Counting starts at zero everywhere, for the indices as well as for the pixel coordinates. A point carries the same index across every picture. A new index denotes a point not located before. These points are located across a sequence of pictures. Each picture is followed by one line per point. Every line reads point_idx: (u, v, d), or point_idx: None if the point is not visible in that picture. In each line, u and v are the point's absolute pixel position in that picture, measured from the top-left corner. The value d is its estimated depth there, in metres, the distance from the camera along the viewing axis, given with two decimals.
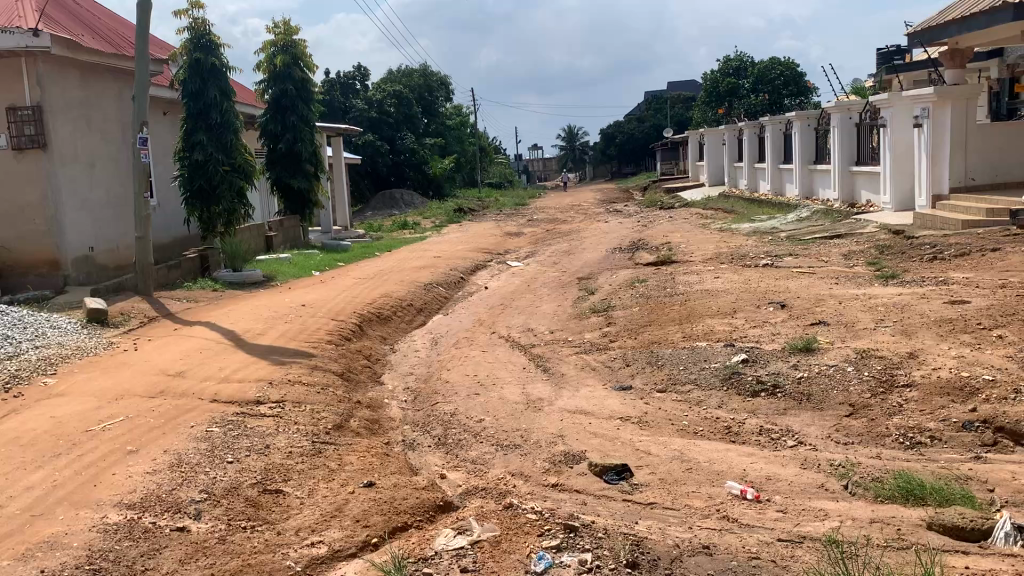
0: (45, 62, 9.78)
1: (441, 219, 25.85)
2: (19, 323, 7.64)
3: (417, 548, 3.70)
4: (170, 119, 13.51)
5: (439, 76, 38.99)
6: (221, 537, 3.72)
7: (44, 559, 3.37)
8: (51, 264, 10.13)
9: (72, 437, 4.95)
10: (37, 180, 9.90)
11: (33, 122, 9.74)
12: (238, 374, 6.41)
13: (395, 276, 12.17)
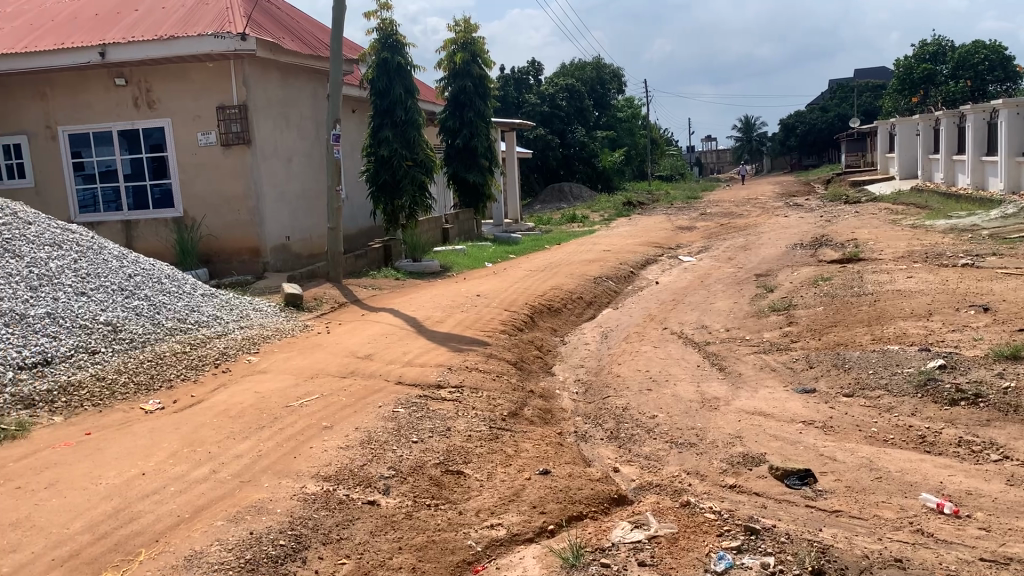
0: (251, 64, 10.58)
1: (611, 212, 25.76)
2: (227, 304, 8.35)
3: (594, 539, 3.74)
4: (359, 117, 14.26)
5: (610, 70, 38.91)
6: (407, 513, 3.92)
7: (253, 522, 3.66)
8: (253, 251, 10.98)
9: (274, 412, 5.37)
10: (241, 174, 10.74)
11: (239, 120, 10.58)
12: (420, 359, 6.70)
13: (568, 269, 12.26)
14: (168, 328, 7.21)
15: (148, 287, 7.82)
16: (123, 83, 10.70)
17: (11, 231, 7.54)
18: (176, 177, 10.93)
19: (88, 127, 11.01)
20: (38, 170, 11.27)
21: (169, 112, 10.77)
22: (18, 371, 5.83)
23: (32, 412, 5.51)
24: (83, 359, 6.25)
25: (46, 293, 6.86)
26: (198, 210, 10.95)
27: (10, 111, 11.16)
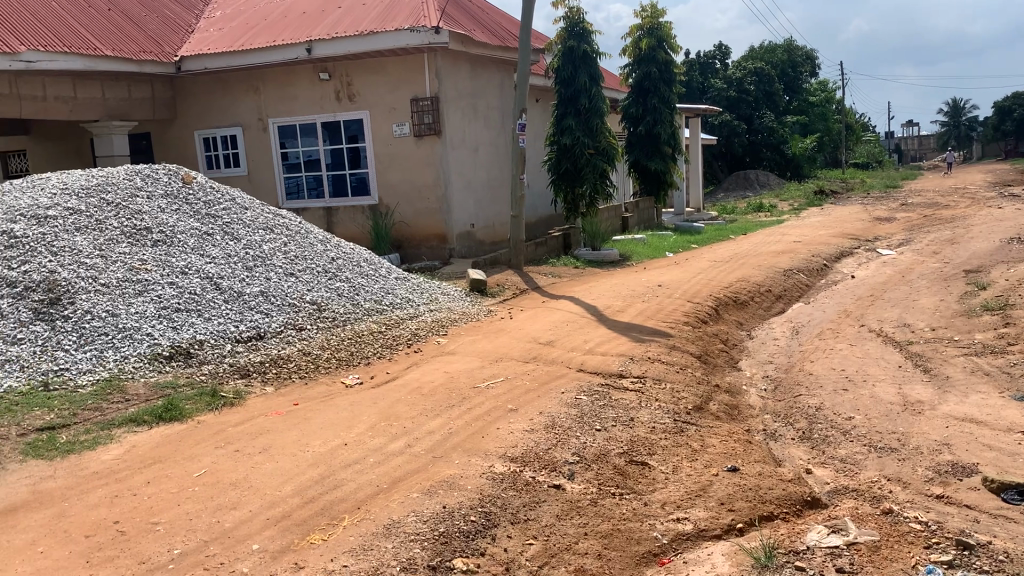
0: (443, 56, 10.93)
1: (801, 201, 24.64)
2: (418, 288, 8.71)
3: (787, 540, 3.62)
4: (543, 106, 14.42)
5: (803, 51, 37.12)
6: (592, 499, 3.95)
7: (445, 496, 3.81)
8: (441, 237, 11.39)
9: (463, 391, 5.56)
10: (432, 163, 11.15)
11: (431, 111, 10.97)
12: (603, 348, 6.71)
13: (754, 260, 11.86)
14: (366, 309, 7.63)
15: (348, 269, 8.31)
16: (327, 77, 11.38)
17: (230, 215, 8.23)
18: (372, 166, 11.51)
19: (295, 119, 11.81)
20: (251, 159, 12.22)
21: (367, 104, 11.35)
22: (235, 344, 6.36)
23: (248, 381, 6.00)
24: (291, 335, 6.74)
25: (259, 273, 7.44)
26: (391, 198, 11.49)
27: (228, 105, 12.16)
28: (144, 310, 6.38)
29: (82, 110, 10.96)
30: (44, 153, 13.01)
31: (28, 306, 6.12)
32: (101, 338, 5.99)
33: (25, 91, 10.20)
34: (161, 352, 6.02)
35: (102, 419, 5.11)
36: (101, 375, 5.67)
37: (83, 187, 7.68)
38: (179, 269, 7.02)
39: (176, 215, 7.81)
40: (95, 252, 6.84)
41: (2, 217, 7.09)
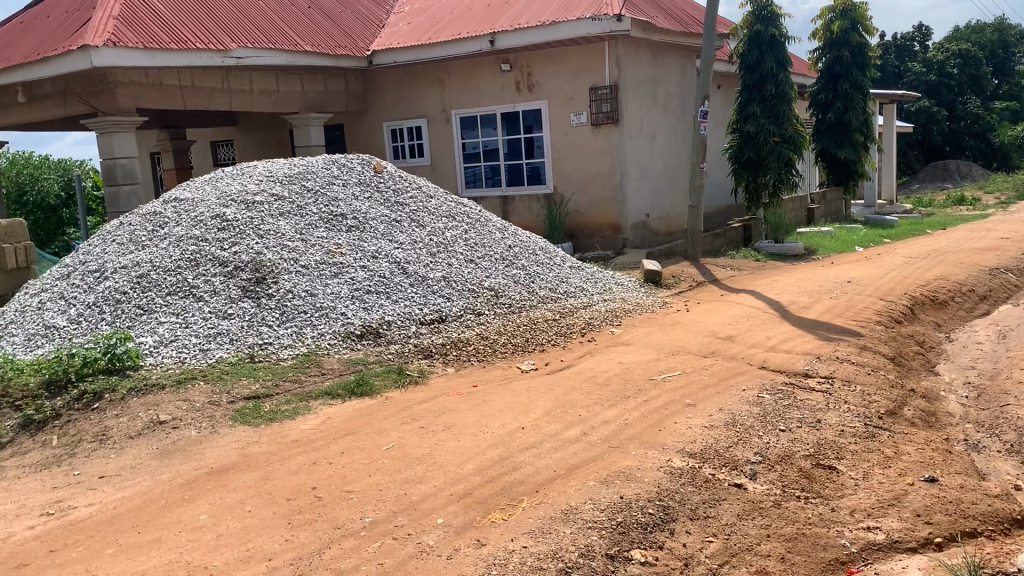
0: (624, 44, 10.85)
1: (1009, 194, 22.62)
2: (592, 277, 8.72)
3: (995, 560, 3.37)
4: (725, 93, 14.02)
5: (1017, 31, 33.97)
6: (775, 501, 3.83)
7: (622, 487, 3.80)
8: (615, 227, 11.32)
9: (639, 383, 5.53)
10: (609, 152, 11.10)
11: (610, 100, 10.92)
12: (786, 345, 6.46)
13: (955, 257, 11.02)
14: (542, 296, 7.74)
15: (526, 257, 8.45)
16: (508, 68, 11.60)
17: (416, 203, 8.56)
18: (549, 156, 11.62)
19: (476, 109, 12.11)
20: (434, 149, 12.65)
21: (547, 95, 11.47)
22: (420, 326, 6.64)
23: (431, 361, 6.25)
24: (471, 319, 6.95)
25: (442, 258, 7.71)
26: (567, 187, 11.55)
27: (414, 97, 12.63)
28: (338, 291, 6.78)
29: (283, 103, 11.73)
30: (249, 143, 14.05)
31: (238, 283, 6.65)
32: (300, 315, 6.42)
33: (235, 86, 11.05)
34: (353, 330, 6.38)
35: (300, 391, 5.49)
36: (300, 350, 6.09)
37: (286, 175, 8.23)
38: (370, 253, 7.40)
39: (368, 202, 8.22)
40: (296, 235, 7.32)
41: (216, 201, 7.73)
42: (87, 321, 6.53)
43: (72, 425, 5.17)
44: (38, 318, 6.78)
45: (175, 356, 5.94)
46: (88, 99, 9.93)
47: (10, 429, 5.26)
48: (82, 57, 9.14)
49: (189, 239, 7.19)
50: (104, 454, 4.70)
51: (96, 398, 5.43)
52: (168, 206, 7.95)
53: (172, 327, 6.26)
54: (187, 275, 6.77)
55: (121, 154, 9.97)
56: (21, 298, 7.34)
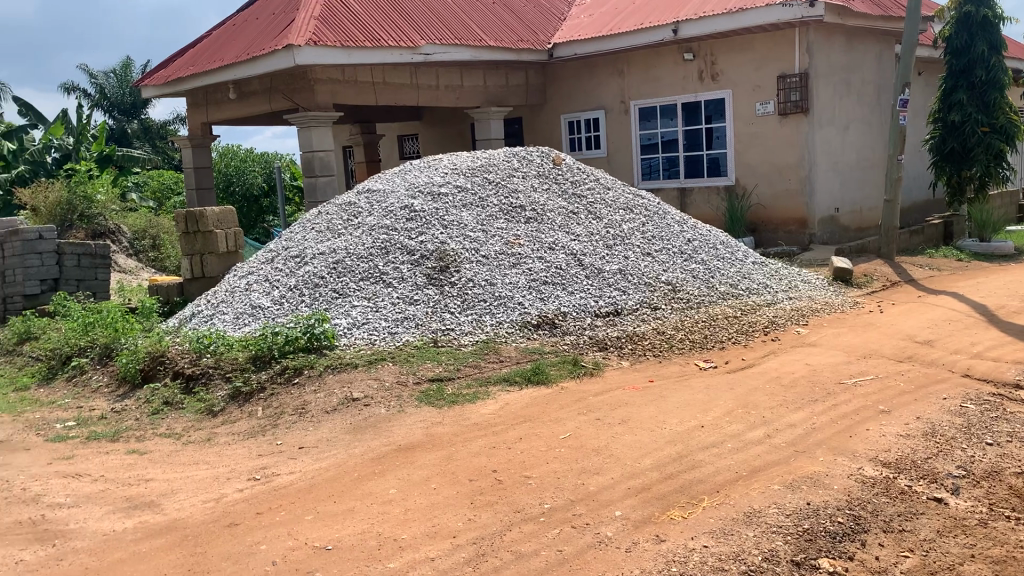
0: (816, 30, 10.35)
1: None
2: (775, 274, 8.40)
3: None
4: (926, 80, 13.08)
5: None
6: (980, 520, 3.55)
7: (809, 493, 3.65)
8: (800, 222, 10.82)
9: (827, 386, 5.28)
10: (796, 143, 10.63)
11: (799, 88, 10.46)
12: (993, 352, 5.97)
13: None
14: (721, 292, 7.55)
15: (705, 252, 8.26)
16: (691, 58, 11.37)
17: (595, 194, 8.57)
18: (732, 147, 11.29)
19: (656, 100, 11.96)
20: (612, 141, 12.59)
21: (731, 84, 11.14)
22: (595, 318, 6.66)
23: (606, 353, 6.25)
24: (647, 313, 6.88)
25: (620, 251, 7.69)
26: (750, 180, 11.18)
27: (594, 89, 12.62)
28: (517, 281, 6.91)
29: (467, 97, 12.06)
30: (434, 137, 14.55)
31: (423, 271, 6.93)
32: (481, 303, 6.61)
33: (423, 81, 11.47)
34: (531, 320, 6.49)
35: (480, 375, 5.66)
36: (480, 337, 6.27)
37: (470, 167, 8.48)
38: (548, 245, 7.49)
39: (548, 194, 8.32)
40: (478, 226, 7.53)
41: (405, 192, 8.08)
42: (288, 303, 7.02)
43: (275, 398, 5.59)
44: (246, 298, 7.36)
45: (366, 338, 6.28)
46: (290, 96, 10.63)
47: (221, 399, 5.76)
48: (286, 56, 9.81)
49: (380, 228, 7.55)
50: (303, 426, 5.04)
51: (295, 373, 5.83)
52: (361, 196, 8.38)
53: (363, 311, 6.62)
54: (378, 262, 7.13)
55: (319, 148, 10.57)
56: (231, 280, 7.98)
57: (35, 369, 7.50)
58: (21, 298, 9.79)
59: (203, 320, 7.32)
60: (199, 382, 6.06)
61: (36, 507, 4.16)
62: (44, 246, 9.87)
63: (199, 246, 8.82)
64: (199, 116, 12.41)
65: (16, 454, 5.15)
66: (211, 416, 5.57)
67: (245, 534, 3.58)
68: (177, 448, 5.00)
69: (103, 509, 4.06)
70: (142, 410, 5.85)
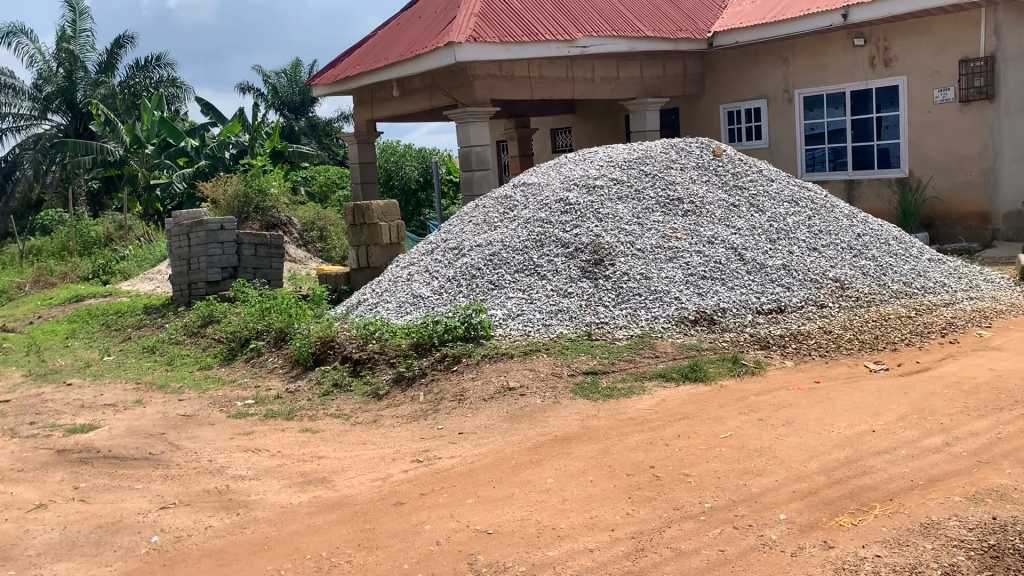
0: (1006, 9, 9.58)
1: None
2: (955, 272, 7.86)
3: None
4: None
5: None
6: None
7: (995, 508, 3.40)
8: (982, 217, 10.08)
9: (1014, 394, 4.90)
10: (980, 132, 9.90)
11: (984, 73, 9.73)
12: None
13: None
14: (894, 291, 7.15)
15: (875, 247, 7.84)
16: (862, 43, 10.81)
17: (757, 186, 8.31)
18: (905, 136, 10.64)
19: (822, 88, 11.44)
20: (774, 131, 12.13)
21: (907, 70, 10.51)
22: (756, 316, 6.46)
23: (767, 352, 6.05)
24: (812, 311, 6.61)
25: (783, 246, 7.42)
26: (926, 171, 10.51)
27: (756, 77, 12.18)
28: (674, 275, 6.81)
29: (623, 89, 11.94)
30: (588, 130, 14.52)
31: (578, 264, 6.96)
32: (636, 298, 6.55)
33: (579, 74, 11.47)
34: (688, 316, 6.38)
35: (635, 370, 5.62)
36: (635, 331, 6.22)
37: (626, 159, 8.42)
38: (707, 238, 7.32)
39: (706, 186, 8.14)
40: (634, 219, 7.47)
41: (560, 185, 8.13)
42: (447, 293, 7.22)
43: (435, 384, 5.77)
44: (408, 288, 7.63)
45: (522, 329, 6.38)
46: (450, 92, 10.90)
47: (385, 383, 6.01)
48: (447, 52, 10.08)
49: (535, 220, 7.64)
50: (462, 413, 5.18)
51: (454, 361, 6.00)
52: (518, 189, 8.51)
53: (518, 302, 6.72)
54: (533, 254, 7.21)
55: (476, 142, 10.78)
56: (394, 270, 8.29)
57: (218, 350, 8.08)
58: (205, 284, 10.57)
59: (368, 307, 7.66)
60: (365, 366, 6.35)
61: (221, 478, 4.49)
62: (226, 236, 10.59)
63: (365, 238, 9.22)
64: (364, 113, 12.93)
65: (204, 427, 5.58)
66: (376, 399, 5.83)
67: (410, 514, 3.72)
68: (346, 428, 5.26)
69: (279, 483, 4.33)
70: (314, 391, 6.20)
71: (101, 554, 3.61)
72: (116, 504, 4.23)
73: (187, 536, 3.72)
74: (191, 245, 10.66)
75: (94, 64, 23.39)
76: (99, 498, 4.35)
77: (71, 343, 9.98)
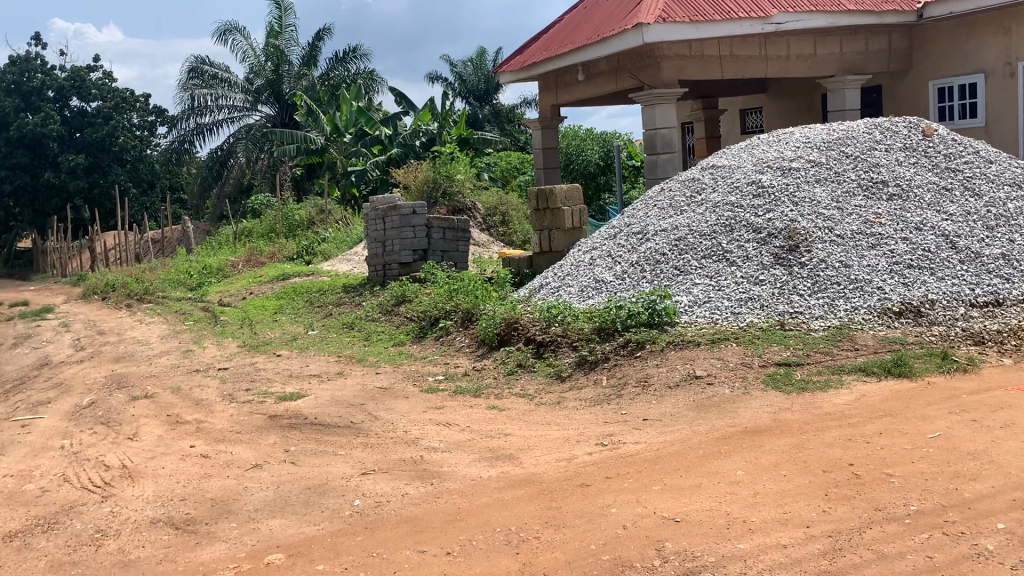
0: None
1: None
2: None
3: None
4: None
5: None
6: None
7: None
8: None
9: None
10: None
11: None
12: None
13: None
14: None
15: None
16: None
17: (973, 168, 7.66)
18: None
19: None
20: (994, 109, 11.10)
21: None
22: (970, 308, 5.98)
23: (982, 348, 5.58)
24: None
25: (1002, 233, 6.80)
26: None
27: (973, 50, 11.17)
28: (876, 264, 6.41)
29: (820, 67, 11.33)
30: (780, 109, 13.92)
31: (770, 251, 6.70)
32: (833, 287, 6.23)
33: (773, 52, 11.00)
34: (891, 307, 6.00)
35: (832, 363, 5.35)
36: (832, 322, 5.92)
37: (825, 140, 8.01)
38: (914, 225, 6.84)
39: (914, 168, 7.60)
40: (833, 203, 7.09)
41: (752, 168, 7.86)
42: (631, 278, 7.17)
43: (620, 368, 5.76)
44: (591, 272, 7.64)
45: (709, 317, 6.24)
46: (637, 75, 10.77)
47: (568, 366, 6.07)
48: (635, 35, 9.97)
49: (725, 204, 7.43)
50: (647, 399, 5.15)
51: (638, 347, 5.95)
52: (706, 172, 8.30)
53: (705, 289, 6.57)
54: (722, 240, 7.02)
55: (663, 125, 10.60)
56: (577, 254, 8.33)
57: (410, 329, 8.45)
58: (398, 265, 11.07)
59: (550, 291, 7.74)
60: (548, 348, 6.44)
61: (416, 448, 4.71)
62: (417, 220, 11.03)
63: (548, 222, 9.32)
64: (549, 98, 13.02)
65: (398, 400, 5.88)
66: (560, 380, 5.90)
67: (596, 496, 3.75)
68: (531, 408, 5.36)
69: (470, 457, 4.49)
70: (498, 370, 6.38)
71: (309, 514, 3.89)
72: (322, 467, 4.55)
73: (386, 502, 3.94)
74: (385, 228, 11.19)
75: (299, 57, 24.97)
76: (307, 461, 4.69)
77: (279, 317, 10.80)
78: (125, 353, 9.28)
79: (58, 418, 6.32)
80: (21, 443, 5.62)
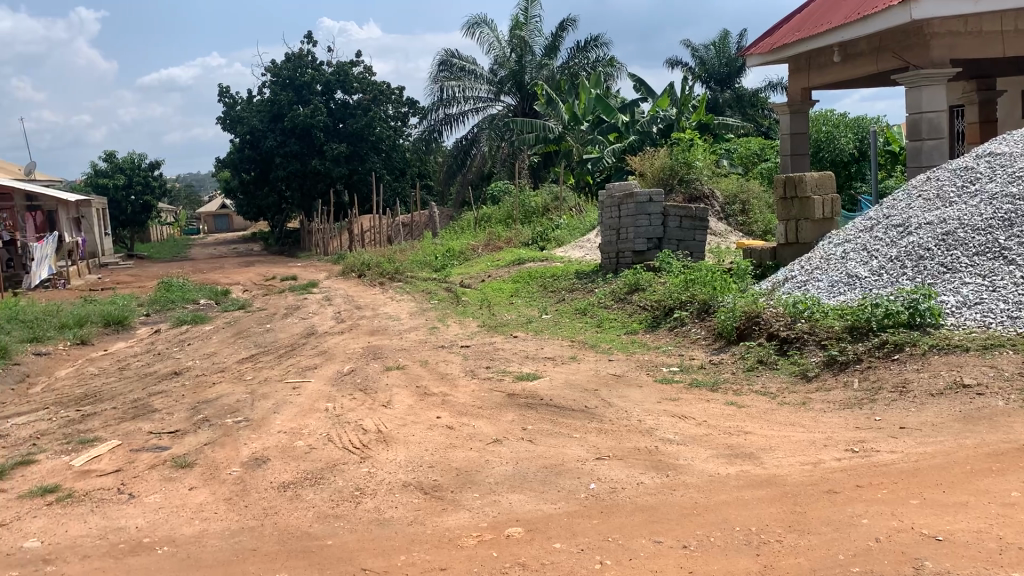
0: None
1: None
2: None
3: None
4: None
5: None
6: None
7: None
8: None
9: None
10: None
11: None
12: None
13: None
14: None
15: None
16: None
17: None
18: None
19: None
20: None
21: None
22: None
23: None
24: None
25: None
26: None
27: None
28: None
29: None
30: None
31: None
32: None
33: None
34: None
35: None
36: None
37: None
38: None
39: None
40: None
41: None
42: (889, 275, 6.67)
43: (873, 371, 5.38)
44: (842, 267, 7.19)
45: (980, 320, 5.65)
46: (901, 54, 9.97)
47: (814, 365, 5.77)
48: (902, 11, 9.24)
49: (1003, 197, 6.71)
50: (904, 406, 4.77)
51: (896, 349, 5.52)
52: (981, 160, 7.53)
53: (977, 290, 5.96)
54: (998, 236, 6.35)
55: (929, 108, 9.68)
56: (826, 247, 7.87)
57: (643, 318, 8.38)
58: (631, 253, 11.02)
59: (796, 285, 7.37)
60: (793, 346, 6.15)
61: (650, 439, 4.68)
62: (653, 208, 10.93)
63: (795, 212, 8.88)
64: (800, 81, 12.36)
65: (633, 388, 5.87)
66: (805, 380, 5.61)
67: (845, 504, 3.53)
68: (772, 407, 5.15)
69: (706, 452, 4.39)
70: (738, 365, 6.18)
71: (547, 492, 3.99)
72: (559, 448, 4.64)
73: (621, 488, 3.95)
74: (621, 216, 11.21)
75: (541, 47, 25.52)
76: (544, 441, 4.81)
77: (516, 300, 11.16)
78: (379, 327, 10.01)
79: (323, 382, 6.95)
80: (292, 403, 6.24)
